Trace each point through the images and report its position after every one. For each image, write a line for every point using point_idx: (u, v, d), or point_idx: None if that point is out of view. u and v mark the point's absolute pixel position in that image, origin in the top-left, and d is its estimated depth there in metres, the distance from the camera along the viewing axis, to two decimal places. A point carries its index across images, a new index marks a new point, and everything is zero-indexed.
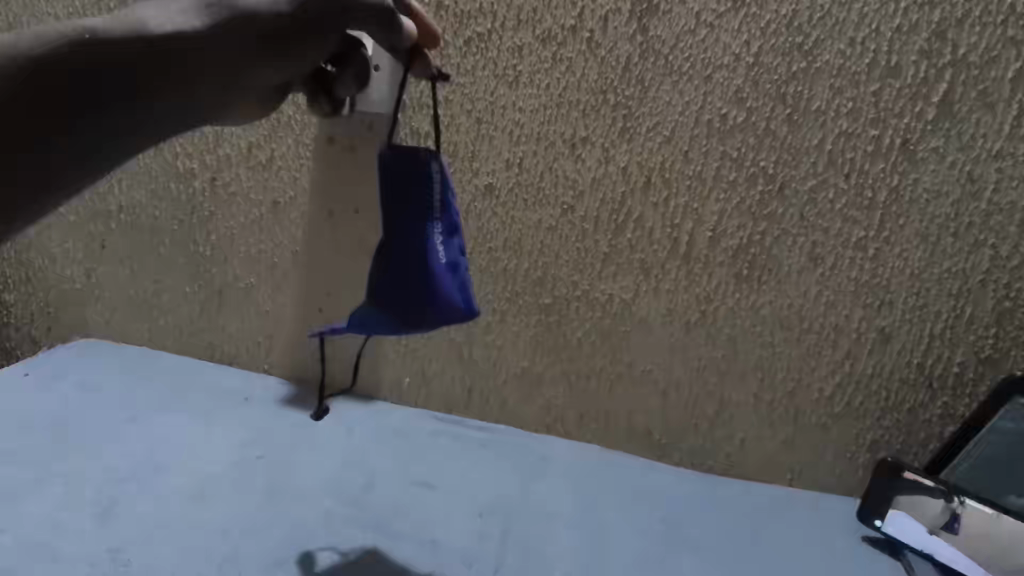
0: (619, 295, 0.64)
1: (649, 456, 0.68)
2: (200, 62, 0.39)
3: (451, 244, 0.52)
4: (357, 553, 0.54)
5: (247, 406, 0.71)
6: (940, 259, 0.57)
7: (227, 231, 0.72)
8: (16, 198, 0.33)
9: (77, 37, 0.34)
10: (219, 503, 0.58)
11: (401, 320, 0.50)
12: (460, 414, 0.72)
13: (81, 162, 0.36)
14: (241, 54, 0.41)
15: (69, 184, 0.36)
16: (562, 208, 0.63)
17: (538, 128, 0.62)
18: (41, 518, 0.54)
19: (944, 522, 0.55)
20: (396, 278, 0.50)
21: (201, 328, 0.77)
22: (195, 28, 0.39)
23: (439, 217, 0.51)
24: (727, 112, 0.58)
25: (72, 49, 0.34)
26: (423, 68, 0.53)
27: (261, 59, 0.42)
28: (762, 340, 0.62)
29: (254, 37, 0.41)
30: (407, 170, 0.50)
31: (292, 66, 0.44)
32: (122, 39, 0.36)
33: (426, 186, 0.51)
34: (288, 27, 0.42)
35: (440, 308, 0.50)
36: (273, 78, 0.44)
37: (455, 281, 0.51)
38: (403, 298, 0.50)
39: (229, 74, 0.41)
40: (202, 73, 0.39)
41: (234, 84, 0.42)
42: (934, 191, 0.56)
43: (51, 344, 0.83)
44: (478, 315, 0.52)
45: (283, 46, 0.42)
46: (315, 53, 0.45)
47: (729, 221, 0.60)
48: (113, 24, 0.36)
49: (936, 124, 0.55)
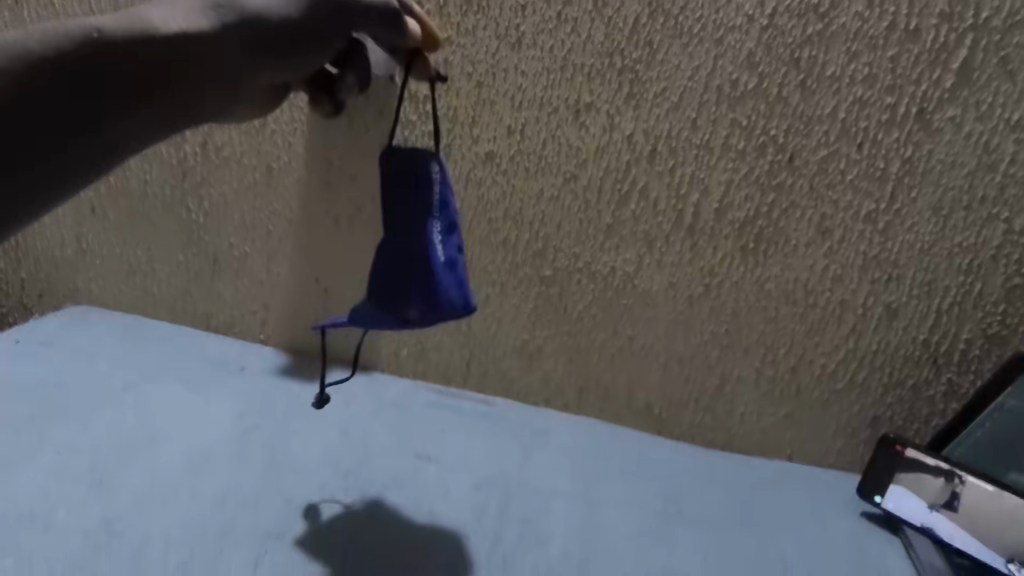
0: (622, 268, 0.63)
1: (649, 430, 0.67)
2: (209, 73, 0.41)
3: (450, 241, 0.52)
4: (357, 507, 0.55)
5: (243, 375, 0.70)
6: (950, 234, 0.56)
7: (221, 197, 0.71)
8: (28, 190, 0.35)
9: (86, 35, 0.37)
10: (217, 473, 0.58)
11: (405, 314, 0.49)
12: (459, 386, 0.71)
13: (89, 155, 0.37)
14: (245, 59, 0.43)
15: (75, 178, 0.37)
16: (564, 177, 0.62)
17: (540, 93, 0.60)
18: (38, 488, 0.54)
19: (944, 500, 0.54)
20: (398, 276, 0.49)
21: (196, 297, 0.76)
22: (201, 27, 0.41)
23: (437, 216, 0.51)
24: (738, 77, 0.56)
25: (82, 46, 0.37)
26: (422, 72, 0.54)
27: (265, 63, 0.43)
28: (766, 315, 0.61)
29: (261, 43, 0.43)
30: (405, 173, 0.50)
31: (300, 71, 0.45)
32: (134, 39, 0.38)
33: (426, 188, 0.50)
34: (295, 30, 0.44)
35: (440, 308, 0.49)
36: (279, 81, 0.46)
37: (454, 277, 0.51)
38: (399, 284, 0.49)
39: (234, 75, 0.42)
40: (209, 82, 0.42)
41: (240, 94, 0.44)
42: (948, 162, 0.54)
43: (43, 310, 0.82)
44: (475, 311, 0.52)
45: (293, 50, 0.44)
46: (325, 56, 0.46)
47: (736, 191, 0.58)
48: (120, 23, 0.38)
49: (955, 92, 0.53)
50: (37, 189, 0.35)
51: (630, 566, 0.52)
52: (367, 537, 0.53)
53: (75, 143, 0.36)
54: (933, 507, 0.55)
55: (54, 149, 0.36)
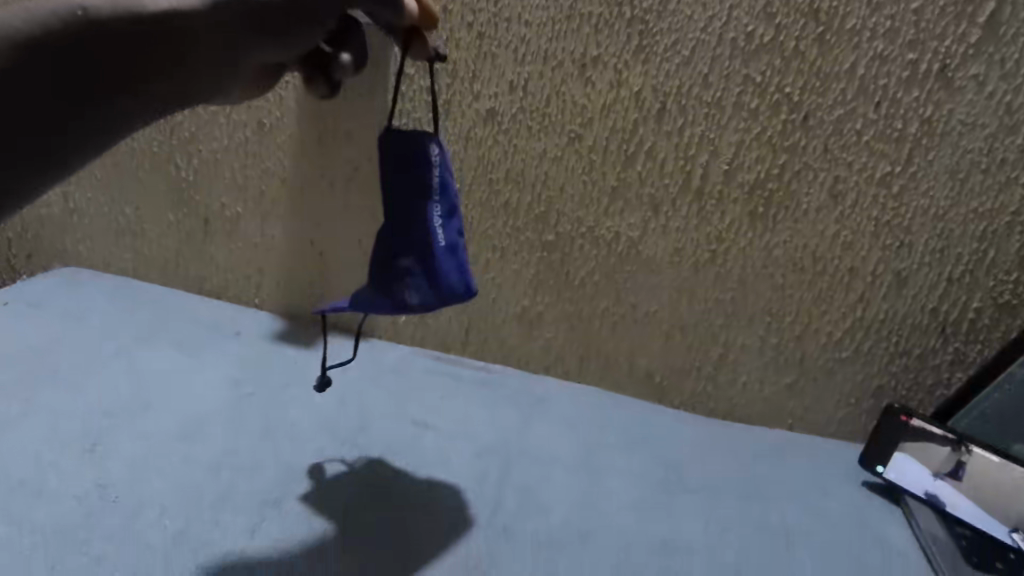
0: (626, 233, 0.61)
1: (649, 398, 0.67)
2: (203, 58, 0.38)
3: (451, 225, 0.50)
4: (360, 466, 0.56)
5: (238, 340, 0.69)
6: (966, 199, 0.54)
7: (211, 154, 0.68)
8: (17, 187, 0.30)
9: (71, 14, 0.31)
10: (213, 439, 0.57)
11: (402, 301, 0.48)
12: (458, 353, 0.70)
13: (84, 148, 0.33)
14: (243, 41, 0.39)
15: (64, 172, 0.33)
16: (569, 137, 0.59)
17: (545, 46, 0.57)
18: (28, 453, 0.54)
19: (949, 470, 0.54)
20: (395, 260, 0.48)
21: (188, 260, 0.74)
22: (192, 6, 0.37)
23: (437, 199, 0.49)
24: (754, 29, 0.53)
25: (69, 28, 0.31)
26: (421, 49, 0.48)
27: (261, 47, 0.40)
28: (773, 282, 0.59)
29: (254, 22, 0.39)
30: (405, 156, 0.48)
31: (294, 51, 0.42)
32: (121, 18, 0.33)
33: (425, 170, 0.48)
34: (286, 9, 0.40)
35: (439, 294, 0.48)
36: (272, 62, 0.42)
37: (454, 262, 0.49)
38: (397, 264, 0.48)
39: (230, 58, 0.39)
40: (205, 67, 0.38)
41: (236, 76, 0.40)
42: (969, 123, 0.52)
43: (32, 271, 0.80)
44: (476, 296, 0.49)
45: (284, 29, 0.41)
46: (317, 34, 0.42)
47: (747, 152, 0.56)
48: (109, 2, 0.33)
49: (979, 48, 0.50)
50: (19, 195, 0.31)
51: (630, 534, 0.52)
52: (364, 496, 0.53)
53: (66, 141, 0.32)
54: (938, 475, 0.55)
55: (41, 150, 0.31)
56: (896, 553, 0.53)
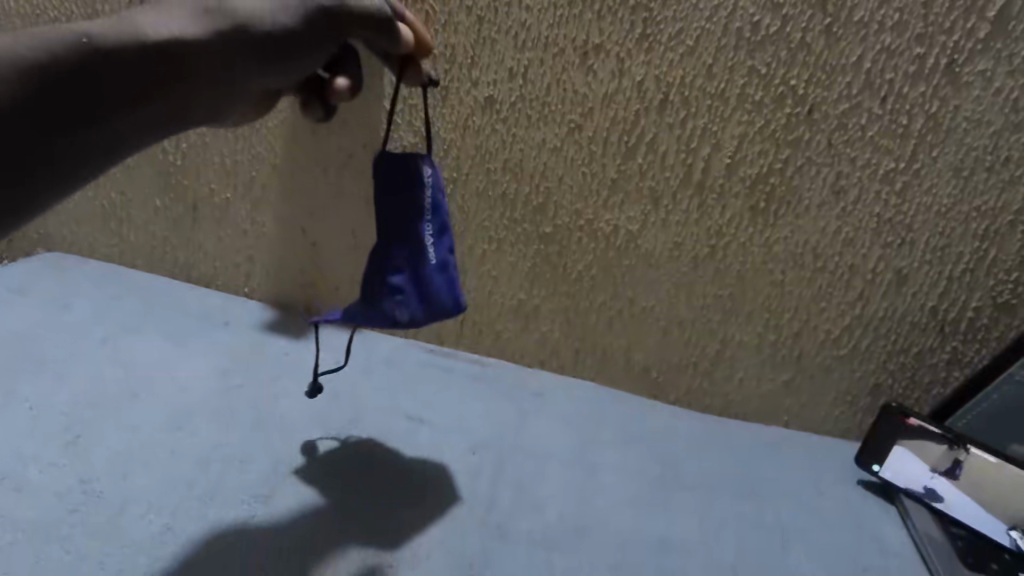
0: (625, 226, 0.60)
1: (645, 393, 0.66)
2: (203, 76, 0.37)
3: (441, 244, 0.49)
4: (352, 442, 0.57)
5: (228, 329, 0.67)
6: (969, 196, 0.53)
7: (199, 138, 0.66)
8: (15, 210, 0.30)
9: (77, 43, 0.32)
10: (202, 431, 0.56)
11: (393, 316, 0.47)
12: (452, 346, 0.69)
13: (78, 166, 0.32)
14: (242, 63, 0.38)
15: (60, 194, 0.32)
16: (568, 127, 0.58)
17: (546, 32, 0.56)
18: (8, 447, 0.52)
19: (946, 468, 0.54)
20: (382, 276, 0.47)
21: (176, 246, 0.72)
22: (196, 35, 0.36)
23: (429, 218, 0.48)
24: (761, 19, 0.52)
25: (74, 56, 0.32)
26: (415, 76, 0.50)
27: (261, 72, 0.39)
28: (773, 278, 0.59)
29: (256, 49, 0.38)
30: (403, 173, 0.47)
31: (293, 76, 0.41)
32: (124, 45, 0.33)
33: (417, 190, 0.47)
34: (287, 36, 0.40)
35: (427, 309, 0.48)
36: (272, 87, 0.42)
37: (443, 279, 0.48)
38: (387, 280, 0.47)
39: (229, 80, 0.38)
40: (205, 86, 0.37)
41: (235, 97, 0.39)
42: (975, 121, 0.51)
43: (14, 255, 0.78)
44: (465, 309, 0.49)
45: (284, 53, 0.40)
46: (316, 59, 0.42)
47: (750, 146, 0.55)
48: (114, 31, 0.33)
49: (988, 43, 0.49)
50: (17, 217, 0.31)
51: (627, 532, 0.52)
52: (352, 476, 0.53)
53: (64, 156, 0.32)
54: (935, 472, 0.54)
55: (37, 172, 0.31)
56: (893, 553, 0.52)
